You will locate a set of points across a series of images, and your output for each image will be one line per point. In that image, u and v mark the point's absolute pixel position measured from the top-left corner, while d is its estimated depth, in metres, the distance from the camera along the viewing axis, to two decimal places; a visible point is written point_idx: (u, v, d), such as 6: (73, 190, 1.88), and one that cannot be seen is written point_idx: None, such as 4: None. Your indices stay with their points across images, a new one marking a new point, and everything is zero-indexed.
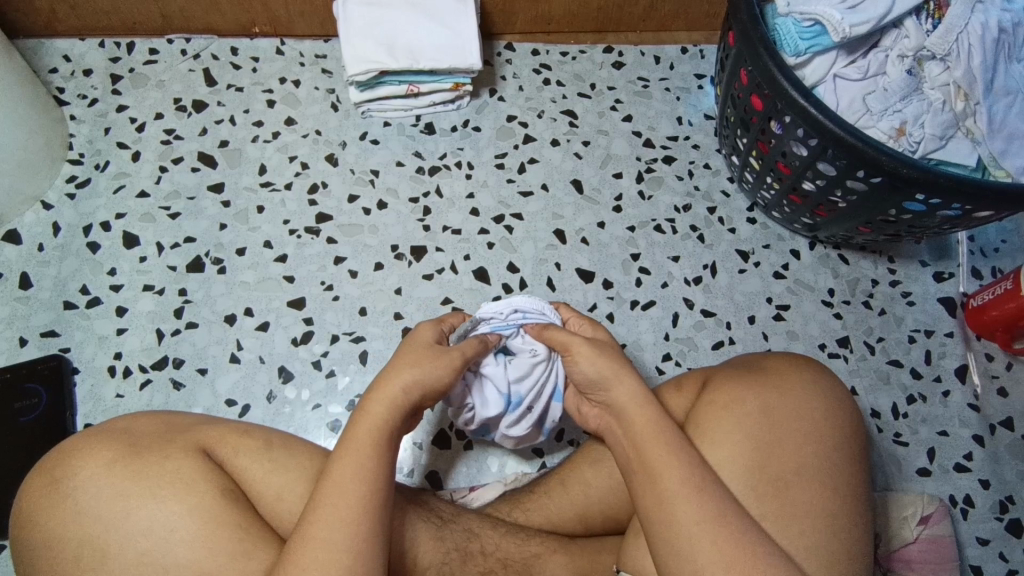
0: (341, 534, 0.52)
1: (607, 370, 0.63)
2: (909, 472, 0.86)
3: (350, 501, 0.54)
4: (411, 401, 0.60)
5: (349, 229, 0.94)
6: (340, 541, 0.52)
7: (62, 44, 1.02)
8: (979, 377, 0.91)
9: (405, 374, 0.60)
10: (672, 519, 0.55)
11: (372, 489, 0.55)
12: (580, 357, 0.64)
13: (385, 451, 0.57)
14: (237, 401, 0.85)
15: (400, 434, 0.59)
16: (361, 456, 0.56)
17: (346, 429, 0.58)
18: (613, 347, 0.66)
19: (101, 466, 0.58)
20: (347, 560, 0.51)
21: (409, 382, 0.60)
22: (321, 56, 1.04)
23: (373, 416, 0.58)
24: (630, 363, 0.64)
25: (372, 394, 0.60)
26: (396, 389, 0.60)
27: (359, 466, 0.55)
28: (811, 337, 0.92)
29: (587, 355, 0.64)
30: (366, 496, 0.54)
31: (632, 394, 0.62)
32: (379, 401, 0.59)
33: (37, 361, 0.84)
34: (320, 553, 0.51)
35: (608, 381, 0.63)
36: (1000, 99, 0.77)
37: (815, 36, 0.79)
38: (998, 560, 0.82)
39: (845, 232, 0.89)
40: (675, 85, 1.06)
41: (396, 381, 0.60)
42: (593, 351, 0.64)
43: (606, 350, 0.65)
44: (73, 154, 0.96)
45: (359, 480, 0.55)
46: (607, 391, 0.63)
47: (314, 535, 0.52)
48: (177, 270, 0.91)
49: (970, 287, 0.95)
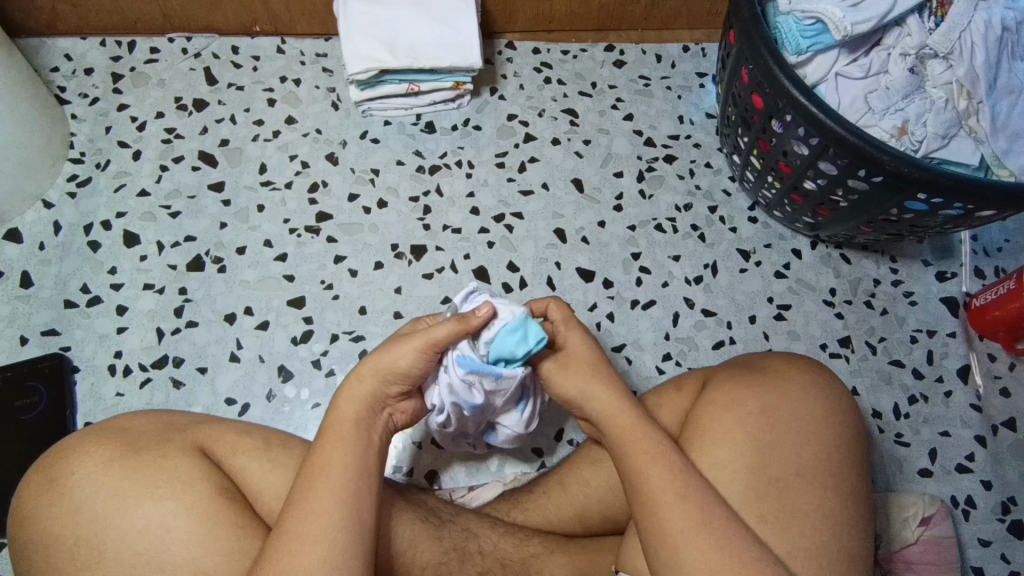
0: (320, 529, 0.52)
1: (582, 383, 0.62)
2: (911, 473, 0.85)
3: (329, 494, 0.54)
4: (366, 388, 0.59)
5: (349, 228, 0.94)
6: (317, 538, 0.52)
7: (64, 43, 1.02)
8: (982, 378, 0.90)
9: (364, 364, 0.60)
10: (658, 525, 0.55)
11: (348, 482, 0.55)
12: (549, 379, 0.64)
13: (359, 445, 0.57)
14: (237, 400, 0.85)
15: (373, 427, 0.59)
16: (337, 453, 0.56)
17: (323, 426, 0.59)
18: (591, 351, 0.64)
19: (98, 464, 0.59)
20: (323, 553, 0.51)
21: (366, 372, 0.59)
22: (322, 55, 1.04)
23: (343, 413, 0.59)
24: (609, 367, 0.63)
25: (342, 391, 0.60)
26: (355, 382, 0.60)
27: (335, 462, 0.56)
28: (813, 337, 0.91)
29: (557, 377, 0.63)
30: (342, 488, 0.54)
31: (612, 400, 0.61)
32: (349, 399, 0.59)
33: (38, 359, 0.85)
34: (295, 547, 0.51)
35: (580, 397, 0.62)
36: (1003, 97, 0.76)
37: (817, 34, 0.78)
38: (1000, 561, 0.82)
39: (847, 232, 0.88)
40: (677, 84, 1.05)
41: (356, 376, 0.60)
42: (558, 373, 0.63)
43: (578, 364, 0.63)
44: (74, 153, 0.97)
45: (334, 475, 0.55)
46: (585, 403, 0.62)
47: (296, 531, 0.52)
48: (177, 269, 0.91)
49: (973, 286, 0.95)
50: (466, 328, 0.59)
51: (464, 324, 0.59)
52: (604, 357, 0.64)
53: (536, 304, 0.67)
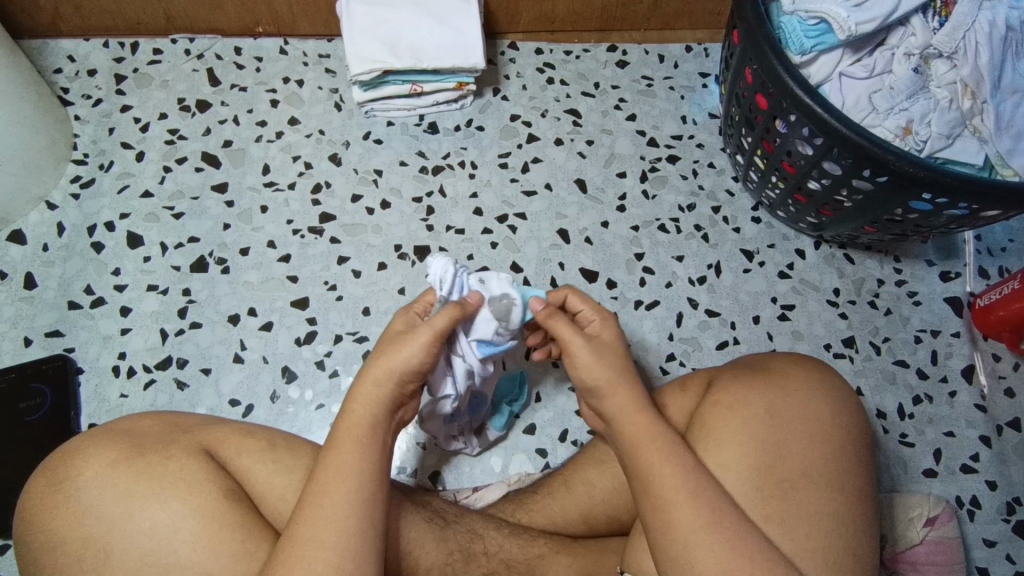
0: (331, 535, 0.52)
1: (606, 381, 0.60)
2: (916, 473, 0.85)
3: (340, 499, 0.53)
4: (385, 391, 0.58)
5: (353, 228, 0.94)
6: (326, 542, 0.52)
7: (67, 44, 1.02)
8: (987, 378, 0.90)
9: (377, 366, 0.58)
10: (667, 524, 0.55)
11: (360, 488, 0.54)
12: (578, 362, 0.60)
13: (372, 451, 0.56)
14: (241, 401, 0.85)
15: (387, 429, 0.58)
16: (351, 456, 0.55)
17: (333, 429, 0.57)
18: (621, 345, 0.62)
19: (103, 466, 0.59)
20: (335, 558, 0.52)
21: (380, 374, 0.58)
22: (325, 55, 1.04)
23: (356, 416, 0.57)
24: (630, 367, 0.61)
25: (354, 395, 0.58)
26: (373, 385, 0.58)
27: (347, 466, 0.55)
28: (817, 337, 0.91)
29: (584, 364, 0.60)
30: (353, 494, 0.54)
31: (627, 399, 0.60)
32: (362, 403, 0.57)
33: (43, 360, 0.85)
34: (306, 552, 0.52)
35: (606, 388, 0.60)
36: (1007, 97, 0.76)
37: (820, 34, 0.79)
38: (1006, 561, 0.82)
39: (851, 232, 0.88)
40: (679, 84, 1.05)
41: (368, 379, 0.58)
42: (593, 356, 0.60)
43: (607, 353, 0.61)
44: (78, 154, 0.97)
45: (346, 480, 0.54)
46: (604, 396, 0.60)
47: (305, 535, 0.52)
48: (181, 270, 0.91)
49: (977, 286, 0.95)
50: (464, 312, 0.60)
51: (464, 307, 0.60)
52: (626, 356, 0.62)
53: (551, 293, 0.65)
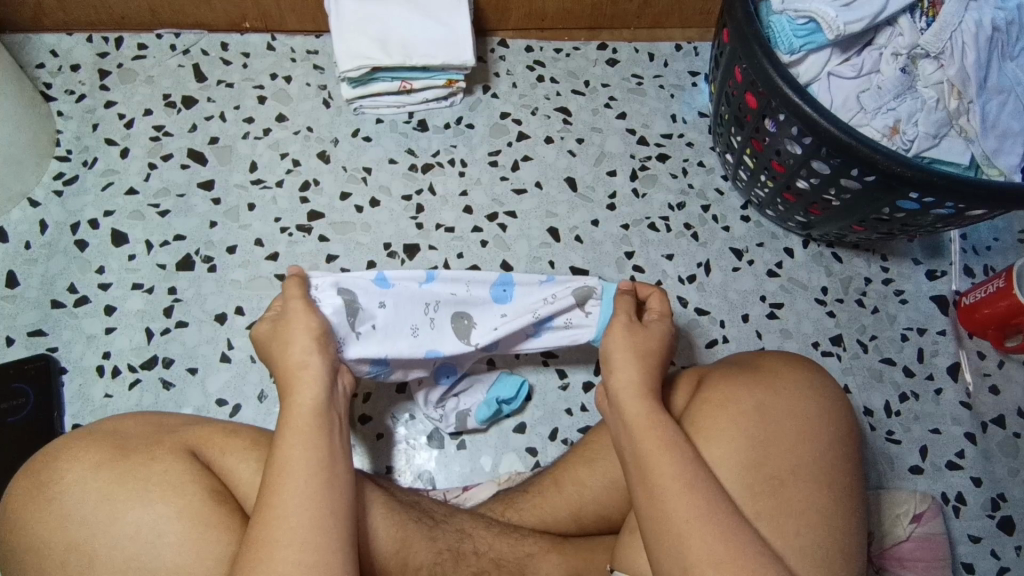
0: (291, 531, 0.51)
1: (619, 356, 0.63)
2: (902, 470, 0.86)
3: (295, 495, 0.52)
4: (315, 368, 0.59)
5: (342, 227, 0.93)
6: (287, 541, 0.50)
7: (50, 39, 1.01)
8: (972, 376, 0.91)
9: (290, 357, 0.60)
10: (663, 513, 0.54)
11: (313, 479, 0.53)
12: (613, 330, 0.66)
13: (325, 440, 0.56)
14: (228, 400, 0.84)
15: (335, 412, 0.58)
16: (296, 449, 0.54)
17: (283, 419, 0.57)
18: (664, 339, 0.66)
19: (87, 468, 0.58)
20: (296, 556, 0.50)
21: (302, 350, 0.60)
22: (313, 51, 1.03)
23: (302, 405, 0.57)
24: (653, 357, 0.64)
25: (297, 386, 0.59)
26: (300, 370, 0.59)
27: (296, 459, 0.54)
28: (805, 335, 0.92)
29: (619, 330, 0.65)
30: (306, 487, 0.53)
31: (628, 380, 0.62)
32: (307, 387, 0.58)
33: (24, 360, 0.84)
34: (268, 555, 0.50)
35: (617, 362, 0.63)
36: (993, 97, 0.77)
37: (810, 34, 0.79)
38: (990, 557, 0.83)
39: (839, 231, 0.89)
40: (670, 82, 1.05)
41: (302, 368, 0.59)
42: (625, 330, 0.65)
43: (641, 334, 0.65)
44: (60, 150, 0.95)
45: (299, 473, 0.53)
46: (609, 371, 0.63)
47: (267, 537, 0.51)
48: (167, 269, 0.90)
49: (962, 285, 0.96)
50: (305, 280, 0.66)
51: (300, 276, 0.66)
52: (662, 352, 0.66)
53: (640, 285, 0.71)
